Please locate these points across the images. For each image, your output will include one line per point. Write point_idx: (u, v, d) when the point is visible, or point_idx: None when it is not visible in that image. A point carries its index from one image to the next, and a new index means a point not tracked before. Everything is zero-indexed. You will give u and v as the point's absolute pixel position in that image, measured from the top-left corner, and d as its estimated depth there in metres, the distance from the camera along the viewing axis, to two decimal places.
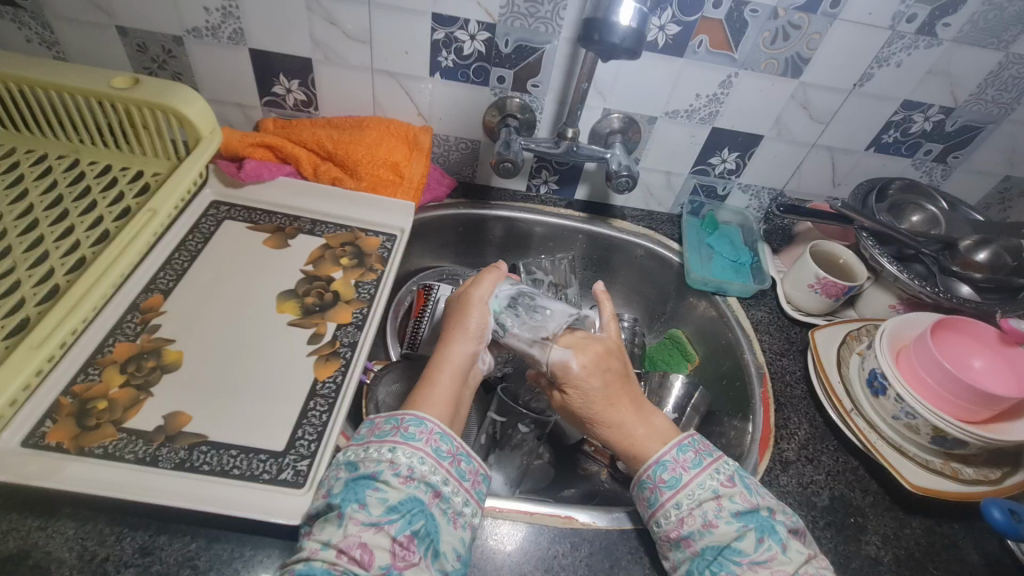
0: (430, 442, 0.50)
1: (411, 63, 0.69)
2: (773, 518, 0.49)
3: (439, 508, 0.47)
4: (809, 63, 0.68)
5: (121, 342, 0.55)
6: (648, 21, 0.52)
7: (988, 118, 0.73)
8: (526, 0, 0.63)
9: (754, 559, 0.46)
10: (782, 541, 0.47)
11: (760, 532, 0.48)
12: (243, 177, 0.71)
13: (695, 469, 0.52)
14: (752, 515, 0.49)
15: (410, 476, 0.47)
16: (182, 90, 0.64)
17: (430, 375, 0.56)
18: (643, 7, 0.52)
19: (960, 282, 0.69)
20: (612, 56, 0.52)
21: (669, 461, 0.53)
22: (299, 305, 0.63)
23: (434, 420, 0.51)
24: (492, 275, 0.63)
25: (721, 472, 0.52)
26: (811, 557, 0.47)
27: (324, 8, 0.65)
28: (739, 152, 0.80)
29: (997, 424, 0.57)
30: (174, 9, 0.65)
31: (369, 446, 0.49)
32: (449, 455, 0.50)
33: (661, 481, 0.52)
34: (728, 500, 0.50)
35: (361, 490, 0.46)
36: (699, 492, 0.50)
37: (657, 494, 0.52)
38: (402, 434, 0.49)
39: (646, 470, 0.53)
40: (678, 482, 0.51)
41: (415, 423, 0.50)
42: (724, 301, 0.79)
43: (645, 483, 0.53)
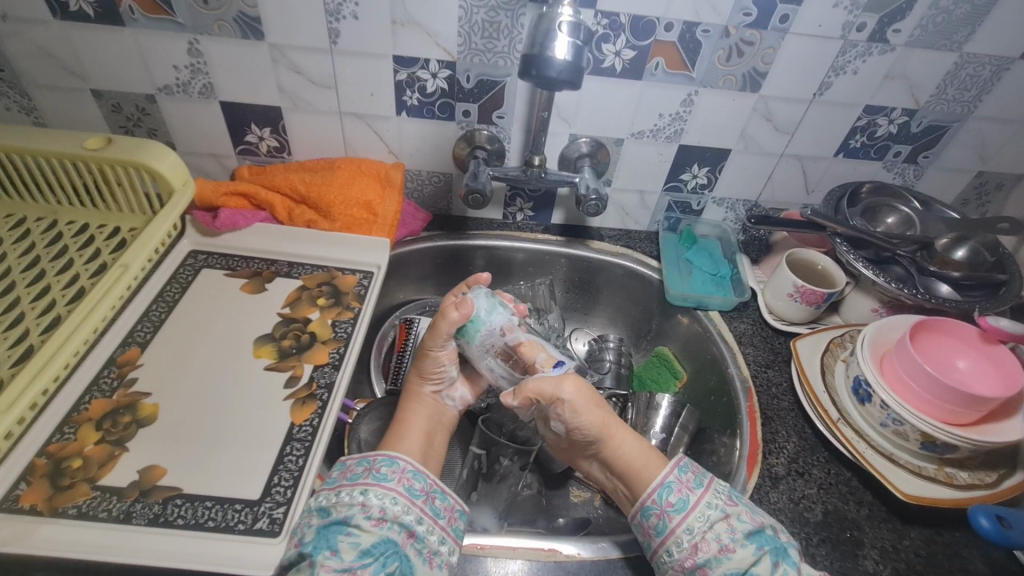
0: (403, 482, 0.50)
1: (377, 104, 0.71)
2: (780, 538, 0.49)
3: (413, 548, 0.47)
4: (766, 76, 0.69)
5: (97, 399, 0.56)
6: (586, 53, 0.53)
7: (952, 117, 0.74)
8: (482, 37, 0.65)
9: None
10: (795, 564, 0.48)
11: (775, 555, 0.48)
12: (219, 226, 0.72)
13: (700, 490, 0.52)
14: (761, 535, 0.49)
15: (382, 518, 0.48)
16: (154, 146, 0.65)
17: (400, 423, 0.59)
18: (579, 40, 0.53)
19: (938, 282, 0.68)
20: (553, 88, 0.53)
21: (674, 483, 0.52)
22: (276, 349, 0.63)
23: (406, 458, 0.52)
24: (449, 321, 0.58)
25: (724, 491, 0.52)
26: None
27: (288, 58, 0.67)
28: (709, 167, 0.80)
29: (988, 425, 0.56)
30: (145, 69, 0.68)
31: (341, 489, 0.49)
32: (423, 492, 0.50)
33: (668, 505, 0.51)
34: (737, 519, 0.50)
35: (333, 537, 0.46)
36: (708, 513, 0.50)
37: (665, 521, 0.50)
38: (375, 475, 0.50)
39: (651, 495, 0.52)
40: (686, 505, 0.51)
41: (386, 463, 0.51)
42: (705, 316, 0.78)
43: (650, 509, 0.51)
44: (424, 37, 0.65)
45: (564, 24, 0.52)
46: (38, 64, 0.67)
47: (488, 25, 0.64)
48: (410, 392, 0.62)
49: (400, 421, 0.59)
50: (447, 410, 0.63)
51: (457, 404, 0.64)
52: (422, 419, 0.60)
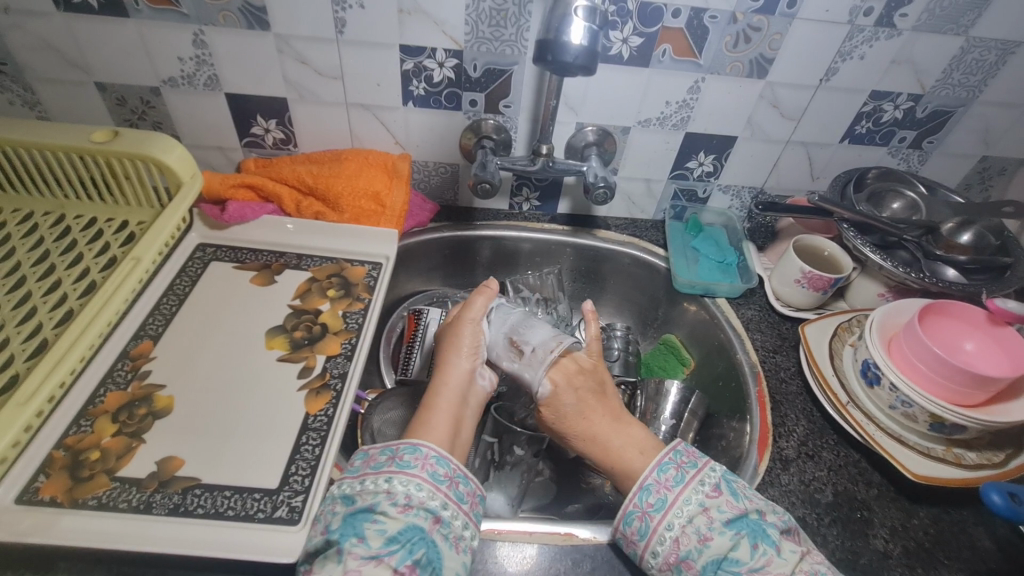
0: (426, 468, 0.49)
1: (384, 94, 0.71)
2: (764, 520, 0.49)
3: (440, 534, 0.47)
4: (773, 62, 0.69)
5: (112, 391, 0.56)
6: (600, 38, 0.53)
7: (957, 102, 0.74)
8: (489, 26, 0.65)
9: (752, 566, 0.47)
10: (774, 542, 0.48)
11: (753, 538, 0.48)
12: (227, 219, 0.72)
13: (678, 487, 0.52)
14: (742, 521, 0.49)
15: (408, 504, 0.47)
16: (161, 139, 0.65)
17: (429, 400, 0.58)
18: (594, 25, 0.52)
19: (945, 266, 0.69)
20: (566, 74, 0.53)
21: (652, 485, 0.53)
22: (288, 340, 0.64)
23: (429, 445, 0.51)
24: (482, 296, 0.64)
25: (705, 483, 0.52)
26: (804, 555, 0.47)
27: (294, 49, 0.67)
28: (715, 155, 0.80)
29: (997, 406, 0.56)
30: (150, 61, 0.67)
31: (365, 478, 0.49)
32: (447, 478, 0.50)
33: (648, 506, 0.52)
34: (717, 510, 0.50)
35: (359, 524, 0.46)
36: (687, 508, 0.51)
37: (646, 522, 0.51)
38: (398, 463, 0.49)
39: (631, 500, 0.52)
40: (665, 503, 0.51)
41: (410, 451, 0.51)
42: (713, 303, 0.79)
43: (631, 514, 0.52)
44: (431, 26, 0.65)
45: (579, 9, 0.52)
46: (42, 57, 0.66)
47: (495, 13, 0.64)
48: (443, 369, 0.61)
49: (429, 397, 0.58)
50: (476, 389, 0.61)
51: (486, 386, 0.62)
52: (452, 395, 0.58)
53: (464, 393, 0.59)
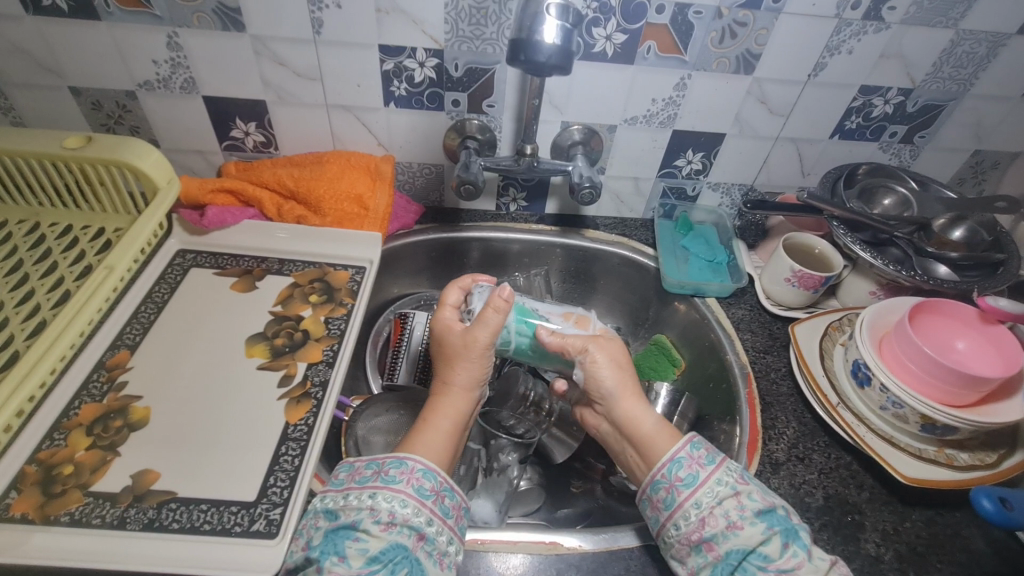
0: (412, 483, 0.49)
1: (364, 95, 0.70)
2: (792, 520, 0.48)
3: (424, 551, 0.46)
4: (760, 58, 0.68)
5: (87, 403, 0.55)
6: (575, 36, 0.51)
7: (948, 96, 0.73)
8: (469, 24, 0.64)
9: (780, 565, 0.45)
10: (805, 547, 0.46)
11: (785, 537, 0.46)
12: (206, 224, 0.71)
13: (711, 466, 0.51)
14: (772, 515, 0.47)
15: (391, 521, 0.46)
16: (136, 144, 0.63)
17: (428, 418, 0.56)
18: (568, 23, 0.51)
19: (937, 263, 0.68)
20: (542, 75, 0.52)
21: (684, 458, 0.52)
22: (269, 348, 0.63)
23: (416, 458, 0.51)
24: (499, 313, 0.56)
25: (736, 468, 0.51)
26: (834, 564, 0.46)
27: (271, 50, 0.65)
28: (703, 152, 0.79)
29: (988, 406, 0.55)
30: (124, 64, 0.66)
31: (349, 492, 0.48)
32: (433, 492, 0.49)
33: (678, 480, 0.51)
34: (748, 498, 0.48)
35: (340, 542, 0.45)
36: (718, 489, 0.49)
37: (673, 495, 0.50)
38: (383, 479, 0.49)
39: (661, 470, 0.52)
40: (695, 480, 0.50)
41: (395, 465, 0.50)
42: (702, 303, 0.78)
43: (658, 483, 0.52)
44: (410, 25, 0.63)
45: (552, 6, 0.50)
46: (13, 62, 0.65)
47: (475, 12, 0.63)
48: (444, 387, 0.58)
49: (428, 417, 0.56)
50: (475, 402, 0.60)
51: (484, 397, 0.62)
52: (452, 416, 0.56)
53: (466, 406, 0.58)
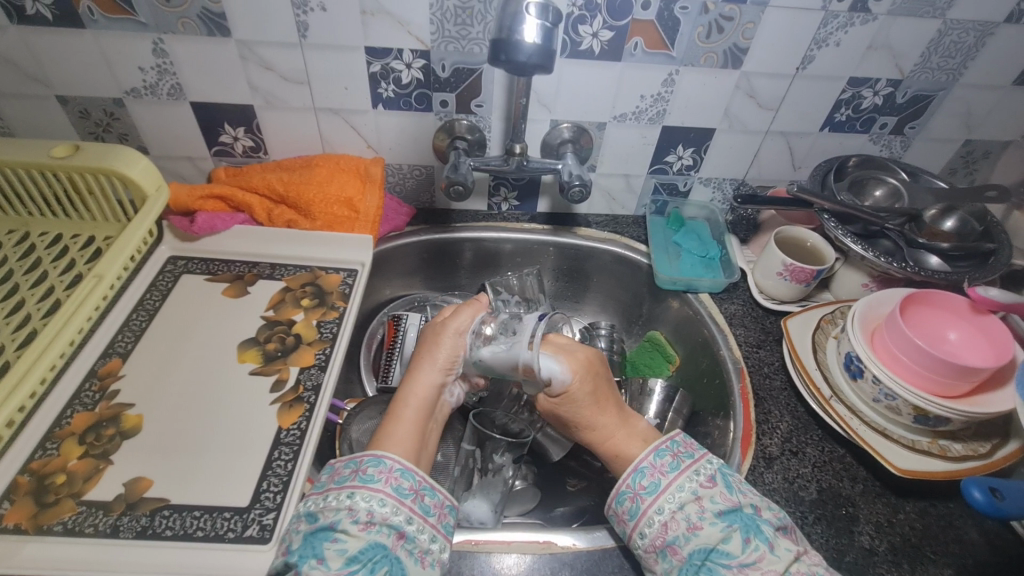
0: (390, 482, 0.49)
1: (352, 98, 0.70)
2: (758, 515, 0.49)
3: (404, 549, 0.46)
4: (747, 52, 0.68)
5: (79, 412, 0.55)
6: (555, 35, 0.51)
7: (937, 86, 0.73)
8: (455, 24, 0.63)
9: (742, 561, 0.46)
10: (768, 539, 0.47)
11: (747, 532, 0.47)
12: (196, 230, 0.71)
13: (673, 473, 0.52)
14: (735, 514, 0.48)
15: (370, 521, 0.46)
16: (123, 152, 0.63)
17: (396, 409, 0.56)
18: (548, 22, 0.50)
19: (928, 253, 0.68)
20: (524, 75, 0.51)
21: (646, 468, 0.53)
22: (261, 353, 0.63)
23: (394, 456, 0.51)
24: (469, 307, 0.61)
25: (700, 472, 0.52)
26: (801, 554, 0.47)
27: (257, 54, 0.65)
28: (693, 148, 0.79)
29: (980, 396, 0.55)
30: (110, 72, 0.66)
31: (328, 494, 0.48)
32: (412, 491, 0.49)
33: (640, 488, 0.52)
34: (709, 500, 0.49)
35: (319, 544, 0.45)
36: (679, 495, 0.50)
37: (637, 504, 0.51)
38: (362, 477, 0.49)
39: (624, 481, 0.53)
40: (657, 487, 0.51)
41: (373, 464, 0.50)
42: (695, 299, 0.77)
43: (624, 494, 0.52)
44: (396, 26, 0.63)
45: (531, 5, 0.49)
46: None
47: (460, 12, 0.62)
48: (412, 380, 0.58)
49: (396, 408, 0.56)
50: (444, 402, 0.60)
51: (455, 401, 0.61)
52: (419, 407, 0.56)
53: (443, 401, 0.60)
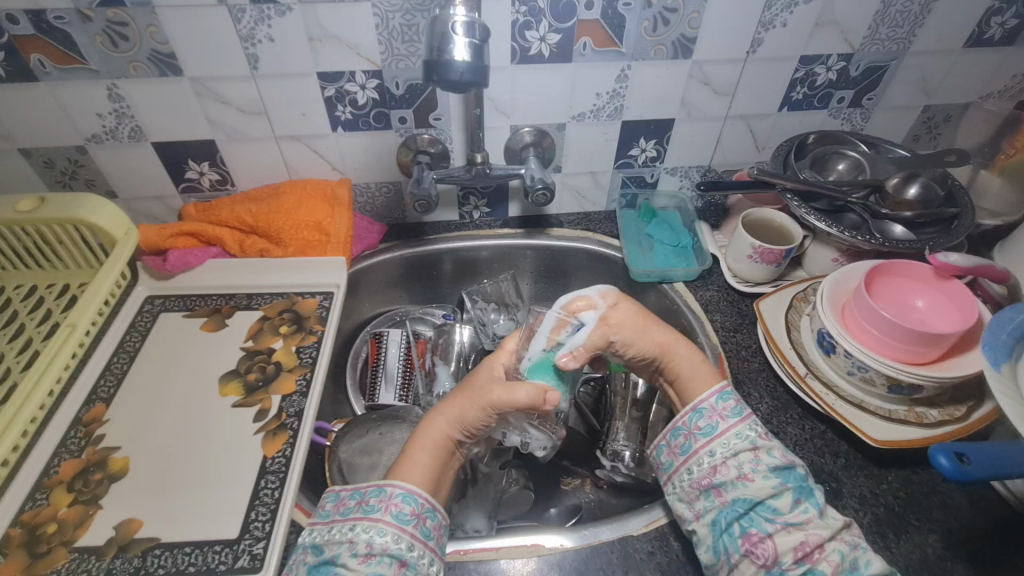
0: (391, 510, 0.48)
1: (311, 123, 0.70)
2: (808, 481, 0.50)
3: None
4: (696, 41, 0.68)
5: (67, 460, 0.56)
6: (485, 50, 0.52)
7: (889, 56, 0.73)
8: (402, 42, 0.64)
9: (788, 519, 0.47)
10: (818, 507, 0.48)
11: (797, 493, 0.48)
12: (170, 268, 0.72)
13: (733, 419, 0.52)
14: (789, 472, 0.49)
15: (369, 553, 0.45)
16: (88, 199, 0.64)
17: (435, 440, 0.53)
18: (476, 38, 0.51)
19: (892, 223, 0.69)
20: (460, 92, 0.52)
21: (706, 409, 0.54)
22: (242, 384, 0.63)
23: (396, 483, 0.50)
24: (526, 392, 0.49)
25: (759, 424, 0.52)
26: (847, 524, 0.47)
27: (211, 90, 0.66)
28: (656, 139, 0.79)
29: (951, 360, 0.56)
30: (69, 121, 0.66)
31: (333, 525, 0.48)
32: (414, 516, 0.48)
33: (697, 428, 0.53)
34: (766, 453, 0.50)
35: None
36: (736, 442, 0.51)
37: (691, 441, 0.53)
38: (363, 508, 0.48)
39: (682, 418, 0.55)
40: (714, 431, 0.52)
41: (375, 493, 0.49)
42: (671, 288, 0.78)
43: (680, 430, 0.54)
44: (344, 49, 0.64)
45: (457, 25, 0.50)
46: None
47: (406, 29, 0.63)
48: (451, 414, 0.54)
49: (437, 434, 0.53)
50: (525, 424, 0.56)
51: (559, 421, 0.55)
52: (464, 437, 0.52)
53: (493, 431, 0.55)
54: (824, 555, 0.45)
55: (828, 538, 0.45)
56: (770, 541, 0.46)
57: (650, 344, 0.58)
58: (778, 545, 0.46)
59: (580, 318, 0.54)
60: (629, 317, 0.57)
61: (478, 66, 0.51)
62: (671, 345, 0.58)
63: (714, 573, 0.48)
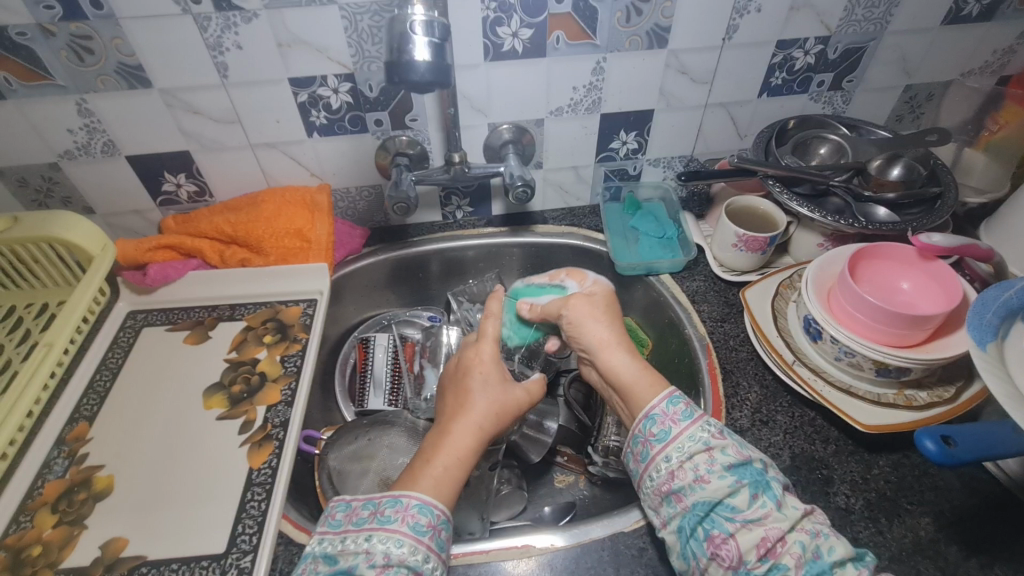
0: (407, 521, 0.45)
1: (286, 130, 0.70)
2: (766, 474, 0.49)
3: None
4: (671, 30, 0.67)
5: (50, 481, 0.55)
6: (448, 48, 0.51)
7: (867, 37, 0.72)
8: (372, 43, 0.63)
9: (747, 516, 0.46)
10: (776, 498, 0.47)
11: (754, 488, 0.47)
12: (151, 283, 0.72)
13: (685, 421, 0.52)
14: (745, 469, 0.48)
15: (386, 564, 0.43)
16: (62, 216, 0.63)
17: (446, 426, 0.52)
18: (436, 37, 0.50)
19: (876, 205, 0.69)
20: (423, 92, 0.51)
21: (657, 415, 0.53)
22: (227, 397, 0.63)
23: (410, 493, 0.47)
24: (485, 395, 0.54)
25: (712, 424, 0.51)
26: (808, 512, 0.47)
27: (182, 101, 0.65)
28: (636, 131, 0.79)
29: (937, 342, 0.56)
30: (40, 138, 0.65)
31: (347, 535, 0.46)
32: (429, 527, 0.46)
33: (651, 435, 0.52)
34: (720, 452, 0.49)
35: None
36: (689, 445, 0.50)
37: (647, 449, 0.52)
38: (379, 518, 0.46)
39: (637, 426, 0.54)
40: (667, 436, 0.51)
41: (391, 504, 0.47)
42: (656, 281, 0.78)
43: (637, 438, 0.53)
44: (314, 54, 0.63)
45: (416, 24, 0.50)
46: None
47: (375, 30, 0.62)
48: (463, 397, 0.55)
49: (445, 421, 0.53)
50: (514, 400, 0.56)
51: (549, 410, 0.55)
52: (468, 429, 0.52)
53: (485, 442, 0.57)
54: (786, 548, 0.44)
55: (789, 530, 0.45)
56: (733, 542, 0.45)
57: (590, 338, 0.60)
58: (742, 543, 0.45)
59: (565, 282, 0.67)
60: (583, 304, 0.62)
61: (441, 65, 0.51)
62: (611, 345, 0.59)
63: None
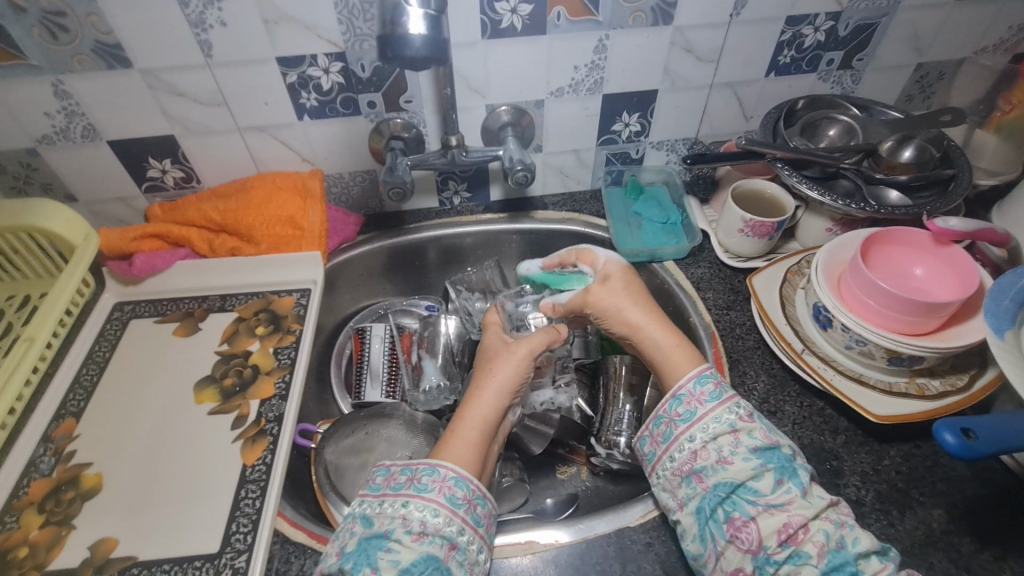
0: (444, 491, 0.46)
1: (274, 112, 0.66)
2: (794, 460, 0.47)
3: (456, 561, 0.44)
4: (676, 5, 0.64)
5: (36, 480, 0.53)
6: (444, 22, 0.48)
7: (879, 13, 0.70)
8: (364, 20, 0.60)
9: (770, 501, 0.45)
10: (802, 486, 0.46)
11: (780, 474, 0.46)
12: (137, 272, 0.69)
13: (712, 402, 0.51)
14: (772, 453, 0.47)
15: (423, 532, 0.44)
16: (42, 204, 0.61)
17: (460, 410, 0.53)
18: (431, 10, 0.48)
19: (887, 188, 0.66)
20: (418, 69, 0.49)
21: (684, 395, 0.52)
22: (218, 390, 0.61)
23: (447, 465, 0.48)
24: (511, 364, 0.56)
25: (740, 406, 0.50)
26: (833, 503, 0.46)
27: (164, 82, 0.62)
28: (639, 113, 0.76)
29: (951, 330, 0.54)
30: (15, 122, 0.62)
31: (385, 499, 0.46)
32: (465, 501, 0.47)
33: (676, 415, 0.51)
34: (746, 435, 0.48)
35: (373, 553, 0.42)
36: (715, 426, 0.49)
37: (671, 429, 0.51)
38: (416, 486, 0.46)
39: (662, 406, 0.53)
40: (693, 416, 0.51)
41: (428, 472, 0.47)
42: (661, 268, 0.75)
43: (660, 418, 0.53)
44: (303, 31, 0.60)
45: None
46: None
47: (367, 6, 0.59)
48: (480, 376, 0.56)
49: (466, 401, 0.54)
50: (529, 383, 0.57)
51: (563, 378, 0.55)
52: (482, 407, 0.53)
53: (505, 423, 0.57)
54: (809, 535, 0.43)
55: (812, 518, 0.44)
56: (754, 525, 0.44)
57: (621, 324, 0.60)
58: (762, 527, 0.44)
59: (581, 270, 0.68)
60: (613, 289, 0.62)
61: (437, 40, 0.48)
62: (642, 327, 0.59)
63: (702, 562, 0.47)
